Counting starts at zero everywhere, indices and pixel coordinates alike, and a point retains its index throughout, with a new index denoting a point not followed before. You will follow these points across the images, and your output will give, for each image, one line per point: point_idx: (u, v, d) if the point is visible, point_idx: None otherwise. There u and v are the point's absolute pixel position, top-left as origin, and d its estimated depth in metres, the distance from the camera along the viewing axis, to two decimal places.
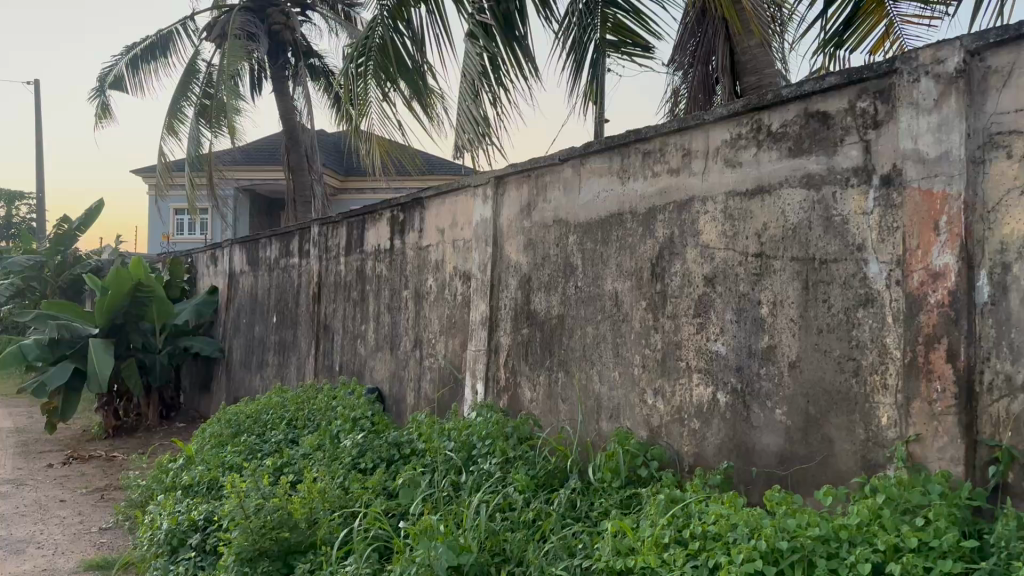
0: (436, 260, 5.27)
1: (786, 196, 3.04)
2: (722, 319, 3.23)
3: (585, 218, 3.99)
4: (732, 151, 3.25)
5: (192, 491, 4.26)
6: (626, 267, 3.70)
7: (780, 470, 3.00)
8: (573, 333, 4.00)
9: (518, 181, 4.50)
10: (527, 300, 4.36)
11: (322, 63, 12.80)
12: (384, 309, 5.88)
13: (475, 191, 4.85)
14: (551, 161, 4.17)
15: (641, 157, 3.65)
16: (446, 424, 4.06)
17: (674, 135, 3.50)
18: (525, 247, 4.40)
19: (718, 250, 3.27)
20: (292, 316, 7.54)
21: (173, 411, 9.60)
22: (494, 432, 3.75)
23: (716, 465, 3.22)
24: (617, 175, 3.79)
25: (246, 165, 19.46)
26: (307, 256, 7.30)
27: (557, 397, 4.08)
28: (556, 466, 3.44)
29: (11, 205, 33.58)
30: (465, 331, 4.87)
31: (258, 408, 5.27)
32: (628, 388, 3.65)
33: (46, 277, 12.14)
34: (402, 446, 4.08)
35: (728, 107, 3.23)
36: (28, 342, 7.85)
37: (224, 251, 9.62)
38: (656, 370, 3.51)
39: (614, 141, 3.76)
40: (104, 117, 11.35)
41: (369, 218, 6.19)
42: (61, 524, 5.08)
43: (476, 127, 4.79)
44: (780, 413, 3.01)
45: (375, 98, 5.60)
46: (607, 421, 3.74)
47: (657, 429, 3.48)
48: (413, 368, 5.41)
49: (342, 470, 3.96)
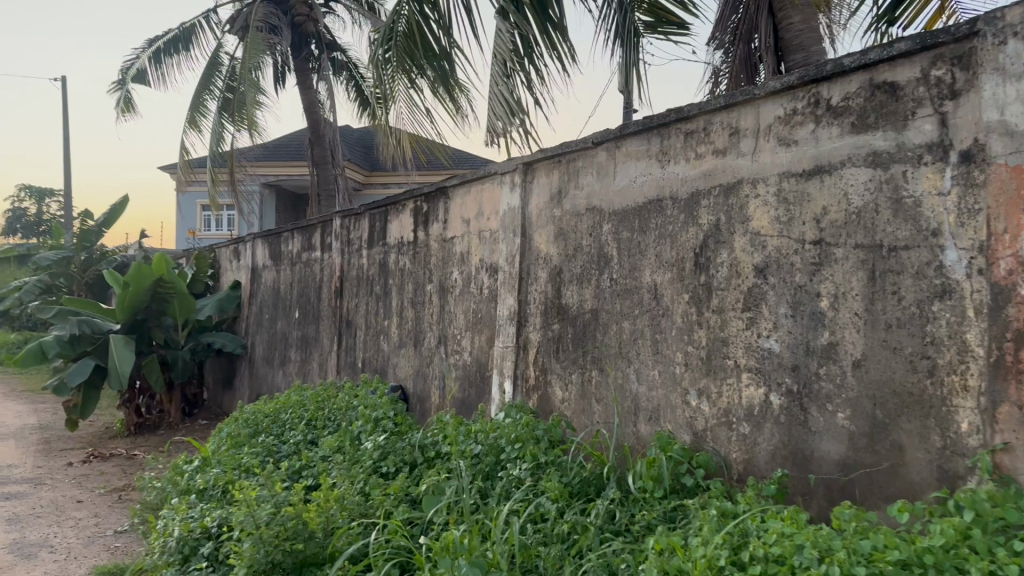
0: (461, 253, 5.02)
1: (848, 176, 2.74)
2: (775, 314, 2.94)
3: (620, 205, 3.70)
4: (787, 128, 2.95)
5: (207, 495, 4.06)
6: (666, 257, 3.42)
7: (842, 479, 2.71)
8: (608, 329, 3.72)
9: (548, 166, 4.22)
10: (557, 294, 4.09)
11: (346, 57, 12.60)
12: (407, 304, 5.64)
13: (503, 179, 4.58)
14: (585, 145, 3.88)
15: (683, 138, 3.36)
16: (473, 425, 3.80)
17: (720, 113, 3.21)
18: (555, 237, 4.14)
19: (770, 237, 2.98)
20: (315, 311, 7.34)
21: (196, 407, 9.52)
22: (524, 435, 3.49)
23: (769, 474, 2.93)
24: (656, 158, 3.50)
25: (271, 161, 19.39)
26: (329, 249, 7.09)
27: (590, 397, 3.81)
28: (592, 472, 3.17)
29: (43, 203, 34.06)
30: (492, 327, 4.61)
31: (277, 407, 5.05)
32: (669, 388, 3.37)
33: (72, 273, 12.08)
34: (426, 449, 3.84)
35: (782, 80, 2.93)
36: (48, 338, 7.71)
37: (246, 245, 9.45)
38: (700, 369, 3.23)
39: (653, 120, 3.47)
40: (126, 111, 11.26)
41: (391, 210, 5.95)
42: (76, 526, 4.91)
43: (510, 110, 4.52)
44: (843, 417, 2.72)
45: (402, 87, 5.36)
46: (646, 423, 3.47)
47: (702, 433, 3.21)
48: (437, 365, 5.17)
49: (362, 473, 3.73)
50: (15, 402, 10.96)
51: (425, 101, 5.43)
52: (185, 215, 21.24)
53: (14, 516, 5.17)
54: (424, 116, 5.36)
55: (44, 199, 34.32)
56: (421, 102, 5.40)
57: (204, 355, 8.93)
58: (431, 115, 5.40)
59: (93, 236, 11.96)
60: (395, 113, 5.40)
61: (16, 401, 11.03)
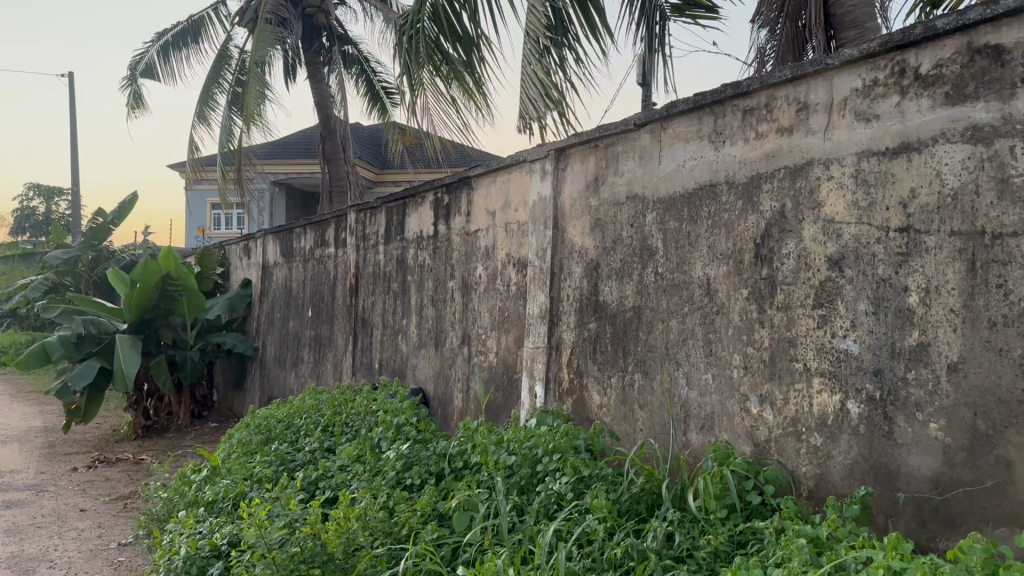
0: (486, 247, 4.70)
1: (941, 153, 2.40)
2: (853, 311, 2.62)
3: (667, 191, 3.37)
4: (866, 102, 2.62)
5: (216, 508, 3.75)
6: (721, 249, 3.09)
7: (936, 498, 2.37)
8: (653, 328, 3.39)
9: (583, 152, 3.89)
10: (594, 290, 3.77)
11: (357, 50, 12.30)
12: (427, 302, 5.33)
13: (533, 166, 4.26)
14: (626, 126, 3.54)
15: (740, 116, 3.04)
16: (505, 433, 3.48)
17: (785, 87, 2.88)
18: (592, 228, 3.81)
19: (847, 225, 2.65)
20: (328, 310, 7.04)
21: (206, 410, 9.22)
22: (563, 445, 3.16)
23: (848, 492, 2.61)
24: (709, 140, 3.17)
25: (281, 159, 19.12)
26: (343, 246, 6.78)
27: (632, 402, 3.48)
28: (644, 487, 2.84)
29: (51, 203, 34.03)
30: (521, 325, 4.29)
31: (291, 411, 4.73)
32: (726, 394, 3.04)
33: (80, 271, 11.84)
34: (453, 460, 3.51)
35: (861, 47, 2.59)
36: (53, 339, 7.44)
37: (257, 242, 9.15)
38: (763, 373, 2.91)
39: (705, 98, 3.14)
40: (136, 107, 11.01)
41: (410, 202, 5.64)
42: (78, 538, 4.61)
43: (545, 91, 4.23)
44: (936, 428, 2.39)
45: (427, 75, 5.06)
46: (698, 432, 3.14)
47: (765, 443, 2.89)
48: (460, 367, 4.86)
49: (385, 487, 3.40)
50: (23, 404, 10.72)
51: (449, 90, 5.12)
52: (195, 213, 21.02)
53: (13, 526, 4.88)
54: (450, 106, 5.06)
55: (54, 199, 34.32)
56: (445, 91, 5.09)
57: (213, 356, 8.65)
58: (457, 104, 5.10)
59: (101, 233, 11.57)
60: (418, 103, 5.08)
61: (23, 402, 10.79)
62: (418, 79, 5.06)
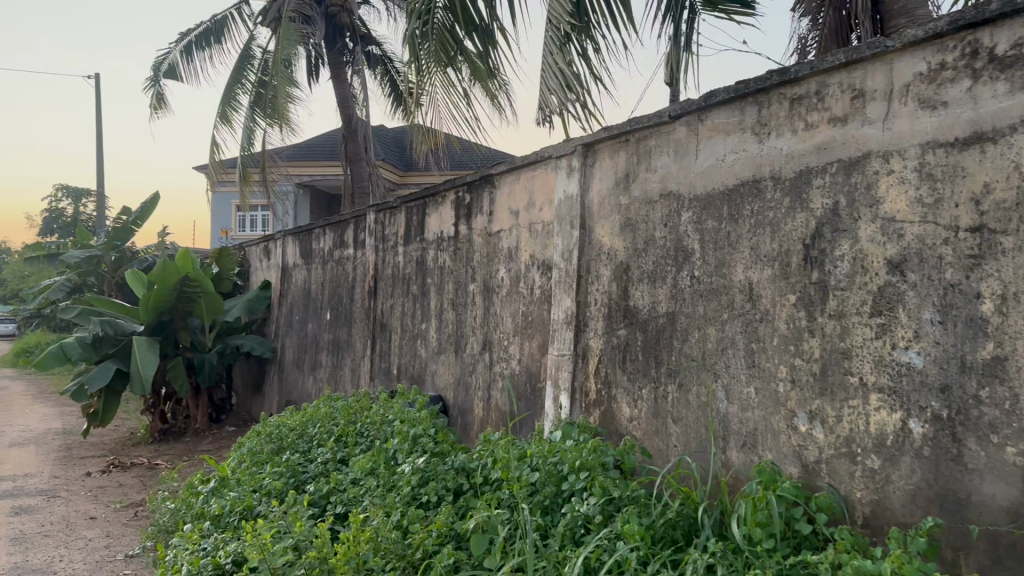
0: (508, 248, 4.47)
1: (1020, 143, 2.13)
2: (917, 320, 2.35)
3: (704, 188, 3.11)
4: (933, 87, 2.35)
5: (223, 523, 3.57)
6: (765, 250, 2.83)
7: (1014, 532, 2.10)
8: (688, 335, 3.13)
9: (613, 147, 3.64)
10: (624, 294, 3.52)
11: (381, 50, 12.16)
12: (448, 306, 5.11)
13: (559, 163, 4.02)
14: (660, 119, 3.28)
15: (788, 105, 2.79)
16: (528, 447, 3.24)
17: (839, 72, 2.62)
18: (621, 228, 3.56)
19: (909, 225, 2.39)
20: (347, 313, 6.85)
21: (225, 414, 9.08)
22: (591, 462, 2.91)
23: (913, 523, 2.34)
24: (752, 131, 2.92)
25: (304, 161, 19.08)
26: (362, 246, 6.59)
27: (665, 416, 3.22)
28: (681, 512, 2.58)
29: (79, 204, 34.44)
30: (545, 331, 4.06)
31: (304, 419, 4.52)
32: (770, 410, 2.78)
33: (102, 272, 11.78)
34: (473, 475, 3.28)
35: (928, 26, 2.32)
36: (70, 340, 7.33)
37: (277, 243, 9.00)
38: (812, 387, 2.65)
39: (747, 86, 2.88)
40: (158, 107, 10.93)
41: (430, 201, 5.43)
42: (84, 549, 4.43)
43: (565, 83, 4.00)
44: (1013, 453, 2.11)
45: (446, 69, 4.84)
46: (739, 450, 2.88)
47: (815, 465, 2.63)
48: (481, 374, 4.63)
49: (399, 504, 3.18)
50: (43, 405, 10.65)
51: (463, 84, 4.91)
52: (219, 214, 21.05)
53: (20, 534, 4.72)
54: (463, 100, 4.85)
55: (82, 200, 34.78)
56: (459, 84, 4.89)
57: (232, 358, 8.50)
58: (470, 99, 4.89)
59: (123, 233, 11.53)
60: (431, 95, 4.86)
61: (44, 403, 10.73)
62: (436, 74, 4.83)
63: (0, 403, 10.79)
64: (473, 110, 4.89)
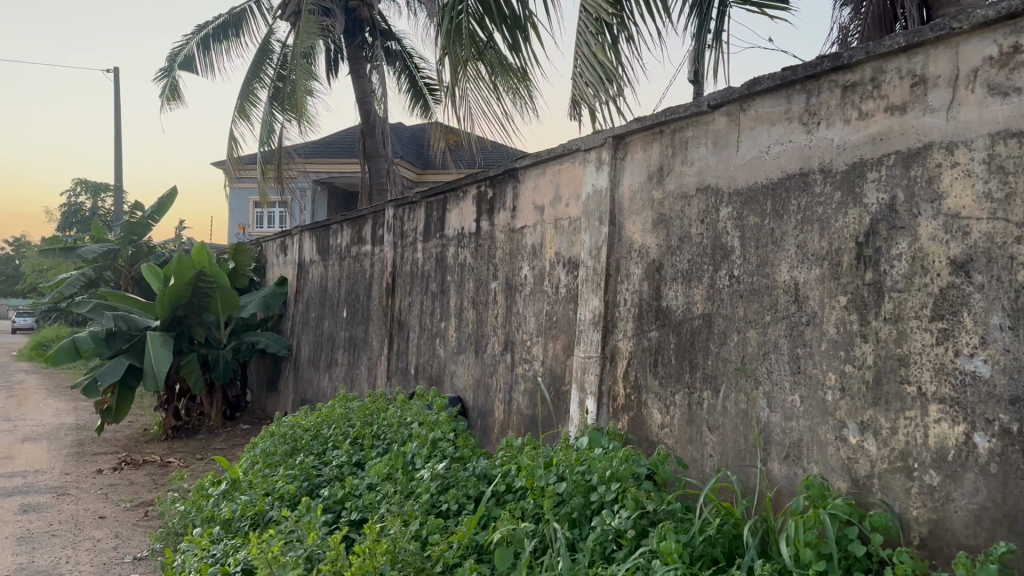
0: (533, 246, 4.30)
1: None
2: (984, 325, 2.16)
3: (745, 182, 2.93)
4: (1004, 72, 2.15)
5: (234, 529, 3.44)
6: (813, 248, 2.64)
7: None
8: (727, 339, 2.94)
9: (645, 139, 3.46)
10: (656, 294, 3.34)
11: (401, 46, 12.02)
12: (468, 304, 4.95)
13: (587, 156, 3.85)
14: (698, 109, 3.10)
15: (839, 93, 2.60)
16: (555, 455, 3.07)
17: (899, 57, 2.43)
18: (654, 224, 3.38)
19: (976, 221, 2.20)
20: (364, 310, 6.70)
21: (239, 411, 8.96)
22: (622, 472, 2.72)
23: (978, 547, 2.14)
24: (799, 121, 2.73)
25: (322, 158, 19.00)
26: (380, 243, 6.45)
27: (699, 423, 3.04)
28: (722, 529, 2.41)
29: (98, 199, 34.69)
30: (571, 332, 3.88)
31: (319, 420, 4.37)
32: (816, 420, 2.60)
33: (119, 267, 11.75)
34: (496, 483, 3.12)
35: (1000, 5, 2.13)
36: (83, 334, 7.27)
37: (294, 238, 8.87)
38: (864, 397, 2.46)
39: (796, 72, 2.70)
40: (174, 99, 10.85)
41: (451, 197, 5.26)
42: (92, 550, 4.30)
43: (604, 76, 3.83)
44: None
45: (473, 63, 4.69)
46: (781, 463, 2.69)
47: (867, 480, 2.44)
48: (502, 376, 4.47)
49: (418, 513, 3.02)
50: (57, 400, 10.61)
51: (492, 78, 4.75)
52: (237, 210, 21.06)
53: (27, 533, 4.60)
54: (493, 95, 4.68)
55: (100, 195, 35.05)
56: (488, 79, 4.72)
57: (247, 355, 8.38)
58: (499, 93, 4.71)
59: (140, 228, 11.52)
60: (458, 89, 4.68)
61: (59, 398, 10.69)
62: (462, 67, 4.67)
63: (16, 397, 10.76)
64: (503, 106, 4.71)
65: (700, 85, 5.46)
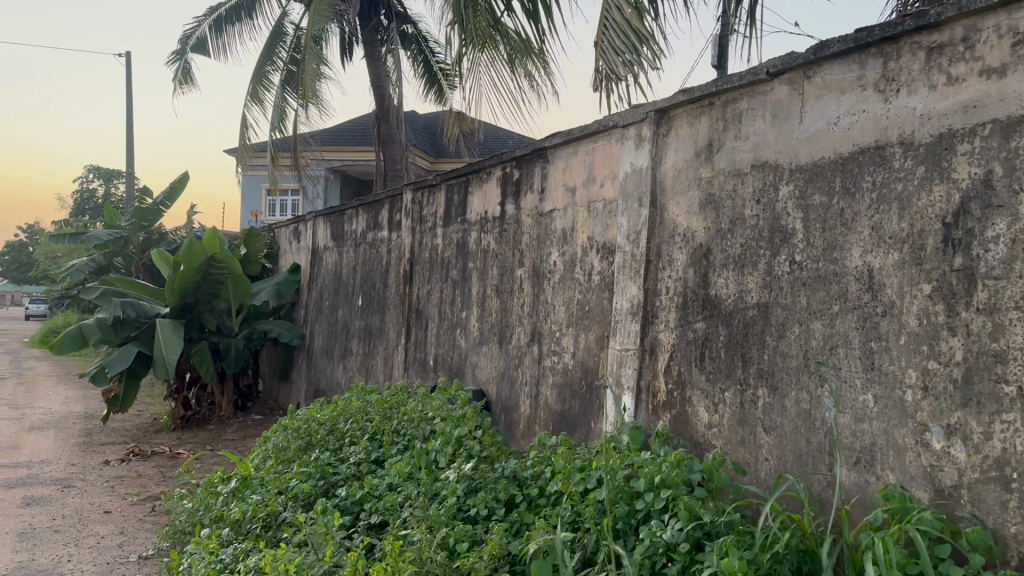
0: (563, 230, 4.03)
1: None
2: None
3: (811, 158, 2.64)
4: None
5: (245, 530, 3.21)
6: (891, 231, 2.36)
7: None
8: (786, 333, 2.66)
9: (692, 112, 3.18)
10: (703, 281, 3.06)
11: (416, 30, 11.72)
12: (492, 291, 4.68)
13: (625, 133, 3.57)
14: (755, 77, 2.81)
15: (923, 56, 2.30)
16: (594, 456, 2.80)
17: (997, 14, 2.12)
18: (701, 206, 3.10)
19: None
20: (380, 299, 6.45)
21: (251, 401, 8.74)
22: (673, 479, 2.46)
23: None
24: (874, 89, 2.44)
25: (334, 146, 18.75)
26: (398, 228, 6.19)
27: (752, 424, 2.77)
28: (788, 544, 2.15)
29: (110, 184, 34.80)
30: (605, 322, 3.61)
31: (335, 413, 4.12)
32: (893, 423, 2.32)
33: (130, 253, 11.56)
34: (529, 486, 2.86)
35: None
36: (89, 322, 7.02)
37: (307, 224, 8.62)
38: (950, 398, 2.18)
39: (871, 34, 2.40)
40: (185, 83, 10.61)
41: (474, 179, 4.99)
42: (96, 547, 4.08)
43: (638, 42, 3.58)
44: None
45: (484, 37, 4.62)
46: (851, 470, 2.43)
47: (953, 492, 2.15)
48: (528, 369, 4.21)
49: (444, 519, 2.77)
50: (67, 387, 10.46)
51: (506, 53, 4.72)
52: (249, 197, 20.89)
53: (29, 528, 4.39)
54: (500, 73, 4.63)
55: (112, 181, 35.14)
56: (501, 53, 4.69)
57: (259, 343, 8.15)
58: (508, 72, 4.67)
59: (150, 214, 11.38)
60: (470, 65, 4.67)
61: (69, 387, 10.52)
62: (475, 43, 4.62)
63: (26, 385, 10.60)
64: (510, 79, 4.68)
65: (723, 69, 5.14)
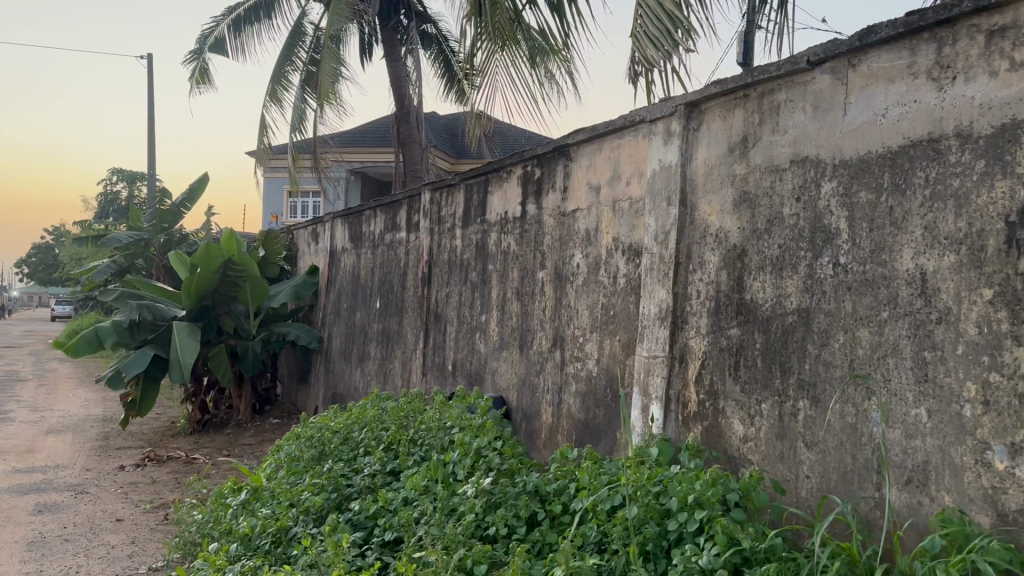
0: (586, 231, 3.86)
1: None
2: None
3: (857, 152, 2.45)
4: None
5: (254, 546, 3.08)
6: (946, 231, 2.17)
7: None
8: (830, 342, 2.47)
9: (725, 104, 2.99)
10: (737, 283, 2.87)
11: (436, 29, 11.60)
12: (512, 294, 4.52)
13: (653, 128, 3.39)
14: (795, 66, 2.63)
15: (983, 40, 2.10)
16: (621, 471, 2.63)
17: None
18: (736, 204, 2.91)
19: None
20: (398, 302, 6.31)
21: (269, 404, 8.64)
22: (708, 499, 2.28)
23: None
24: (928, 76, 2.24)
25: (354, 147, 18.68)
26: (416, 229, 6.05)
27: (792, 438, 2.58)
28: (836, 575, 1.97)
29: (133, 187, 35.06)
30: (632, 327, 3.44)
31: (350, 421, 3.98)
32: (950, 440, 2.13)
33: (150, 256, 11.53)
34: (552, 504, 2.69)
35: None
36: (105, 325, 6.94)
37: (326, 225, 8.51)
38: (1014, 414, 1.99)
39: (925, 17, 2.20)
40: (203, 83, 10.56)
41: (493, 178, 4.84)
42: (105, 558, 3.97)
43: (671, 29, 3.41)
44: None
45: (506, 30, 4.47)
46: (902, 489, 2.23)
47: (1019, 517, 1.95)
48: (550, 375, 4.04)
49: (461, 538, 2.61)
50: (87, 390, 10.44)
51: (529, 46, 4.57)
52: (269, 199, 20.90)
53: (39, 537, 4.29)
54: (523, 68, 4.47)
55: (135, 184, 35.41)
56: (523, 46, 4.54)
57: (277, 346, 8.04)
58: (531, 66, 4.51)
59: (170, 216, 11.34)
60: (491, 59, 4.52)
61: (89, 389, 10.51)
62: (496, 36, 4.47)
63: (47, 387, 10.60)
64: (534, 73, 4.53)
65: (749, 65, 4.96)
